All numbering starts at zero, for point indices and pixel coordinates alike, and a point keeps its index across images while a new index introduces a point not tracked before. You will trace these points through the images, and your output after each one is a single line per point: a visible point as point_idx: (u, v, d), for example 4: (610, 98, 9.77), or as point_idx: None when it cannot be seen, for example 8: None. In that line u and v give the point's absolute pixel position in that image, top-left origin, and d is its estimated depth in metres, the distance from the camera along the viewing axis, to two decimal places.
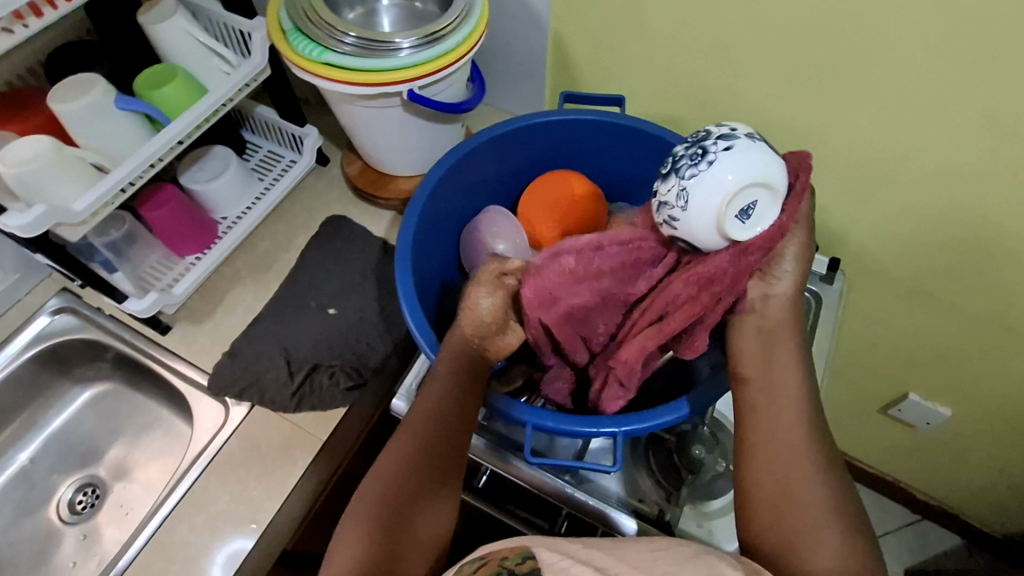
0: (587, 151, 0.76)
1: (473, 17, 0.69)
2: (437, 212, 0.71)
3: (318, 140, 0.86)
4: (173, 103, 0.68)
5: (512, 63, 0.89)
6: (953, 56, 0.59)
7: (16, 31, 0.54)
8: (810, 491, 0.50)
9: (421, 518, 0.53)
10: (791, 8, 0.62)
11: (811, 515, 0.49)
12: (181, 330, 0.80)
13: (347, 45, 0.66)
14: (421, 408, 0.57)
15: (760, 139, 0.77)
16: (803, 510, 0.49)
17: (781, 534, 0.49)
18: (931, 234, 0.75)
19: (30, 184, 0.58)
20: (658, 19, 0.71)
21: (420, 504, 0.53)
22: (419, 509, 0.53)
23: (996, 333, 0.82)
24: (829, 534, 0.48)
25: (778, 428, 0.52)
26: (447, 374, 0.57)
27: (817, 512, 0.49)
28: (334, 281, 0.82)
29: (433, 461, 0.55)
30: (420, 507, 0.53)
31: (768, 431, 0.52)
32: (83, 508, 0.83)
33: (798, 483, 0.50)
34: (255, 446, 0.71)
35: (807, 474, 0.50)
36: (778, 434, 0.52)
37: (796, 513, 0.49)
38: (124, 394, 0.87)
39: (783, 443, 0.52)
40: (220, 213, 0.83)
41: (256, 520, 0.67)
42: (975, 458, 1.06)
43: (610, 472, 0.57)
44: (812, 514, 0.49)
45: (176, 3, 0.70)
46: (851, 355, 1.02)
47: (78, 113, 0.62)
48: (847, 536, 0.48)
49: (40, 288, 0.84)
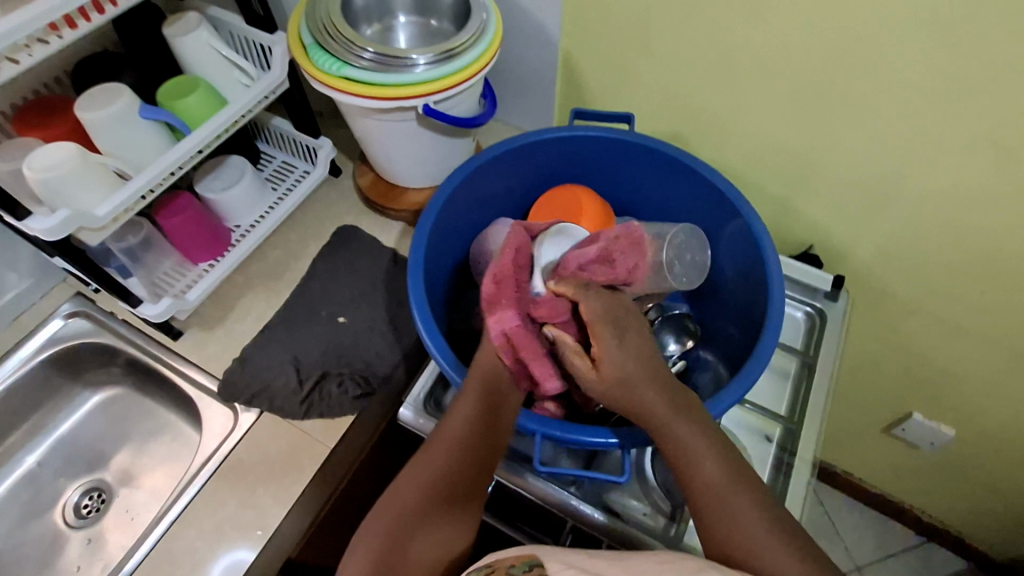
0: (595, 167, 0.78)
1: (488, 35, 0.70)
2: (447, 225, 0.72)
3: (331, 152, 0.88)
4: (192, 113, 0.70)
5: (522, 81, 0.91)
6: (954, 80, 0.60)
7: (51, 42, 0.56)
8: (756, 532, 0.47)
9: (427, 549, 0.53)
10: (796, 31, 0.64)
11: (762, 555, 0.46)
12: (192, 336, 0.81)
13: (365, 60, 0.68)
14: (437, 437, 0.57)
15: (765, 158, 0.79)
16: (752, 551, 0.46)
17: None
18: (934, 253, 0.76)
19: (54, 189, 0.59)
20: (667, 40, 0.73)
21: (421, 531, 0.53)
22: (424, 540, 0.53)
23: (1001, 354, 0.83)
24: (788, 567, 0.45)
25: (706, 478, 0.50)
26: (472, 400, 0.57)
27: (767, 547, 0.46)
28: (344, 290, 0.83)
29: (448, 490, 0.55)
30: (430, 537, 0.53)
31: (700, 487, 0.50)
32: (88, 513, 0.83)
33: (738, 521, 0.48)
34: (263, 452, 0.72)
35: (745, 513, 0.48)
36: (703, 487, 0.50)
37: (747, 556, 0.46)
38: (134, 400, 0.88)
39: (712, 490, 0.49)
40: (233, 221, 0.84)
41: (263, 527, 0.67)
42: (980, 481, 1.06)
43: (618, 483, 0.58)
44: (761, 554, 0.46)
45: (199, 17, 0.72)
46: (855, 373, 1.02)
47: (103, 121, 0.64)
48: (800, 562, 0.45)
49: (55, 292, 0.86)
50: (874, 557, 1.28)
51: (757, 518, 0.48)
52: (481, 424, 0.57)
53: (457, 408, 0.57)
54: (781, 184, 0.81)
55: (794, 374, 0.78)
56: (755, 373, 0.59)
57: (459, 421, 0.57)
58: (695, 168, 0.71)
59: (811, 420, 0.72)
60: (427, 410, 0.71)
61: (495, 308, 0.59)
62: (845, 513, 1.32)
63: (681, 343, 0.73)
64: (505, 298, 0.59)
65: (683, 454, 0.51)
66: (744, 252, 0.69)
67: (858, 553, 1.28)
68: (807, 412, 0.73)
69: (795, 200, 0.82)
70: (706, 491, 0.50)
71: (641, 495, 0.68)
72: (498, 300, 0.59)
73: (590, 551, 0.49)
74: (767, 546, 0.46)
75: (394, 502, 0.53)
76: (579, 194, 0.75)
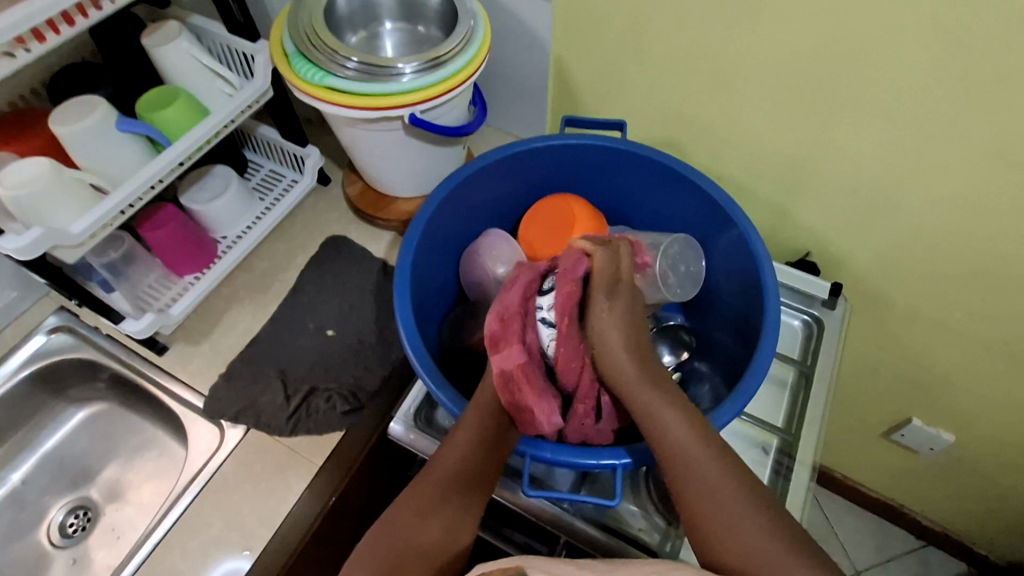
0: (588, 176, 0.76)
1: (475, 42, 0.69)
2: (435, 235, 0.70)
3: (319, 160, 0.86)
4: (174, 125, 0.68)
5: (513, 86, 0.89)
6: (949, 84, 0.59)
7: (18, 56, 0.54)
8: (725, 493, 0.47)
9: (427, 540, 0.51)
10: (789, 37, 0.63)
11: (732, 525, 0.46)
12: (177, 350, 0.79)
13: (349, 70, 0.66)
14: (438, 458, 0.56)
15: (761, 164, 0.77)
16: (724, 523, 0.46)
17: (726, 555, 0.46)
18: (933, 259, 0.75)
19: (28, 207, 0.58)
20: (658, 46, 0.71)
21: (421, 524, 0.52)
22: (423, 532, 0.52)
23: (1000, 361, 0.82)
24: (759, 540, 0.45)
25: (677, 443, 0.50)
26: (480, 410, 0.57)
27: (739, 520, 0.46)
28: (333, 301, 0.81)
29: (449, 496, 0.54)
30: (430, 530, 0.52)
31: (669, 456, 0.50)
32: (74, 531, 0.81)
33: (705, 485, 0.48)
34: (249, 470, 0.70)
35: (713, 478, 0.48)
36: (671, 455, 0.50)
37: (718, 529, 0.46)
38: (120, 415, 0.87)
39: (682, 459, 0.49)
40: (219, 232, 0.83)
41: (250, 547, 0.66)
42: (980, 486, 1.05)
43: (611, 506, 0.56)
44: (731, 523, 0.46)
45: (179, 26, 0.70)
46: (853, 379, 1.01)
47: (78, 135, 0.62)
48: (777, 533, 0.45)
49: (38, 306, 0.84)
50: (873, 561, 1.27)
51: (723, 478, 0.48)
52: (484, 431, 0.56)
53: (456, 428, 0.57)
54: (778, 191, 0.80)
55: (792, 384, 0.76)
56: (751, 389, 0.58)
57: (456, 438, 0.56)
58: (689, 177, 0.69)
59: (808, 431, 0.71)
60: (417, 425, 0.70)
61: (500, 347, 0.57)
62: (844, 516, 1.31)
63: (676, 355, 0.71)
64: (508, 335, 0.57)
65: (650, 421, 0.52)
66: (741, 263, 0.68)
67: (857, 557, 1.27)
68: (804, 423, 0.72)
69: (791, 207, 0.80)
70: (677, 455, 0.50)
71: (636, 509, 0.67)
72: (502, 337, 0.58)
73: (580, 564, 0.47)
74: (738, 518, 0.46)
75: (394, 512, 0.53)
76: (574, 204, 0.73)
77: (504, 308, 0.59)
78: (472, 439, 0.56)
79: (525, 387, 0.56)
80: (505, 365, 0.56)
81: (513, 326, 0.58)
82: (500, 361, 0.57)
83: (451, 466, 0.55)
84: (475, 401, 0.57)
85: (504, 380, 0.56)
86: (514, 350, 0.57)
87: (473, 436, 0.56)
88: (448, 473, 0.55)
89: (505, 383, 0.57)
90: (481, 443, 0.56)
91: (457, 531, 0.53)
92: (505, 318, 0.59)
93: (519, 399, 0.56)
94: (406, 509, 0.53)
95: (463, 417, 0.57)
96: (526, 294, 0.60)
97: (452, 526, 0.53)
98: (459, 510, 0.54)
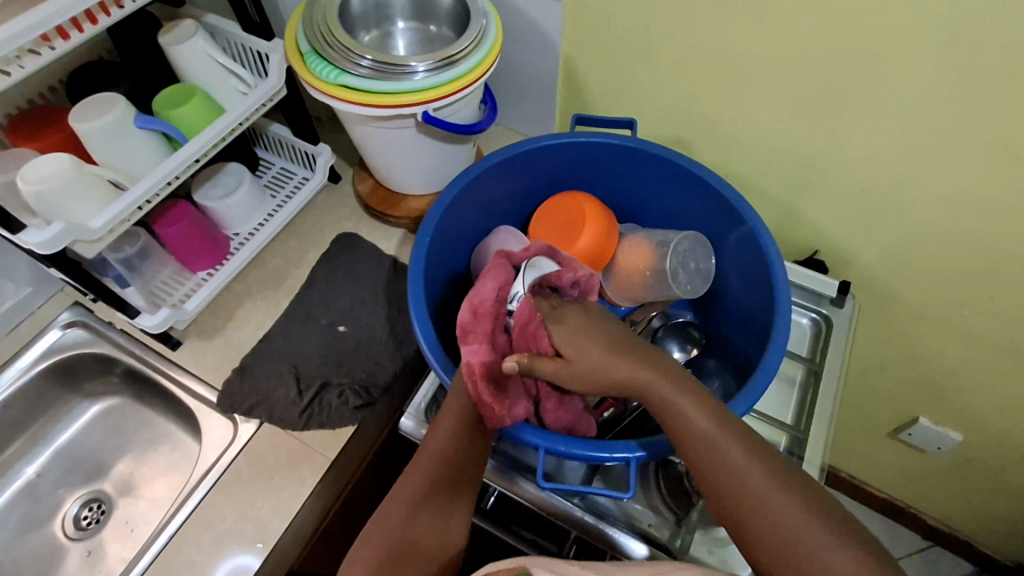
0: (599, 174, 0.77)
1: (487, 42, 0.69)
2: (448, 232, 0.71)
3: (330, 158, 0.87)
4: (190, 123, 0.69)
5: (523, 85, 0.90)
6: (958, 83, 0.59)
7: (43, 53, 0.55)
8: (757, 479, 0.47)
9: (420, 536, 0.53)
10: (798, 36, 0.63)
11: (768, 511, 0.46)
12: (191, 346, 0.80)
13: (363, 67, 0.67)
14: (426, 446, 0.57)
15: (769, 162, 0.78)
16: (766, 517, 0.46)
17: (769, 549, 0.46)
18: (942, 258, 0.75)
19: (48, 202, 0.59)
20: (668, 45, 0.72)
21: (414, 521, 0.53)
22: (416, 529, 0.53)
23: (1007, 359, 0.82)
24: (802, 521, 0.45)
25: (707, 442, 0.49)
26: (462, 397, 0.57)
27: (777, 500, 0.46)
28: (345, 298, 0.82)
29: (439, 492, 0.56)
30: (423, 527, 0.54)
31: (698, 454, 0.49)
32: (88, 524, 0.82)
33: (737, 474, 0.48)
34: (263, 464, 0.71)
35: (744, 465, 0.48)
36: (704, 452, 0.49)
37: (759, 513, 0.47)
38: (133, 409, 0.88)
39: (716, 454, 0.49)
40: (232, 229, 0.84)
41: (263, 540, 0.67)
42: (986, 486, 1.05)
43: (623, 499, 0.56)
44: (767, 509, 0.46)
45: (195, 25, 0.71)
46: (861, 377, 1.01)
47: (98, 132, 0.63)
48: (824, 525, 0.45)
49: (52, 301, 0.85)
50: None
51: (753, 464, 0.48)
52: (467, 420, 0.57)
53: (440, 422, 0.57)
54: (785, 190, 0.80)
55: (800, 381, 0.77)
56: (763, 385, 0.58)
57: (443, 431, 0.57)
58: (699, 176, 0.70)
59: (817, 428, 0.71)
60: (428, 421, 0.70)
61: (471, 338, 0.57)
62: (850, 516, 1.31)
63: (685, 351, 0.74)
64: (476, 329, 0.57)
65: (670, 421, 0.51)
66: (751, 260, 0.68)
67: None
68: (813, 421, 0.72)
69: (801, 205, 0.81)
70: (702, 448, 0.49)
71: (645, 505, 0.68)
72: (470, 330, 0.58)
73: (584, 562, 0.48)
74: (779, 511, 0.46)
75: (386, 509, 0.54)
76: (583, 200, 0.74)
77: (476, 299, 0.59)
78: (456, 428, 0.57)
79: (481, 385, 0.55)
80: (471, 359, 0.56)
81: (483, 322, 0.57)
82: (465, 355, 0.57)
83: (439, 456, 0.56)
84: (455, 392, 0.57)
85: (467, 374, 0.56)
86: (480, 344, 0.56)
87: (459, 428, 0.57)
88: (437, 467, 0.56)
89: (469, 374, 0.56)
90: (467, 435, 0.57)
91: (448, 528, 0.55)
92: (478, 311, 0.58)
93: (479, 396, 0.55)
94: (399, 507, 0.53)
95: (447, 404, 0.58)
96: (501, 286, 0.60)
97: (443, 524, 0.55)
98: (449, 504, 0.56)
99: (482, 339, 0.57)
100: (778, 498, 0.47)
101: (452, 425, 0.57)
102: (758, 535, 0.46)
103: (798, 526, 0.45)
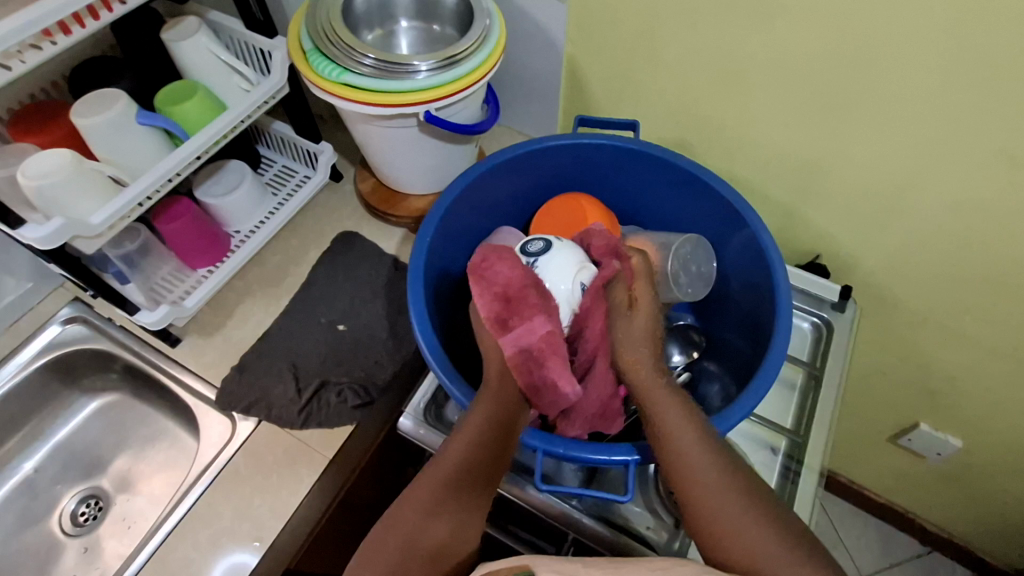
0: (601, 175, 0.77)
1: (491, 42, 0.69)
2: (449, 231, 0.71)
3: (332, 157, 0.87)
4: (192, 119, 0.69)
5: (527, 85, 0.90)
6: (964, 89, 0.59)
7: (44, 48, 0.55)
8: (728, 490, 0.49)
9: (430, 538, 0.51)
10: (800, 39, 0.63)
11: (736, 521, 0.48)
12: (190, 343, 0.80)
13: (366, 66, 0.67)
14: (445, 451, 0.55)
15: (772, 165, 0.77)
16: (726, 522, 0.48)
17: (730, 552, 0.47)
18: (944, 264, 0.75)
19: (49, 197, 0.59)
20: (672, 48, 0.72)
21: (426, 523, 0.51)
22: (428, 531, 0.51)
23: (1008, 366, 0.81)
24: (764, 535, 0.47)
25: (677, 434, 0.52)
26: (491, 403, 0.56)
27: (745, 515, 0.48)
28: (345, 297, 0.82)
29: (457, 497, 0.53)
30: (435, 529, 0.51)
31: (672, 439, 0.52)
32: (85, 520, 0.82)
33: (713, 480, 0.50)
34: (261, 462, 0.71)
35: (719, 475, 0.50)
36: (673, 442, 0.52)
37: (728, 524, 0.48)
38: (132, 405, 0.88)
39: (682, 450, 0.51)
40: (232, 226, 0.83)
41: (260, 538, 0.67)
42: (985, 492, 1.04)
43: (622, 502, 0.56)
44: (735, 518, 0.48)
45: (198, 22, 0.71)
46: (861, 383, 1.01)
47: (100, 127, 0.63)
48: (791, 555, 0.45)
49: (53, 297, 0.85)
50: (880, 566, 1.26)
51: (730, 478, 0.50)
52: (487, 429, 0.55)
53: (463, 427, 0.55)
54: (788, 194, 0.80)
55: (801, 386, 0.76)
56: (762, 389, 0.58)
57: (462, 438, 0.55)
58: (701, 179, 0.69)
59: (817, 433, 0.71)
60: (427, 421, 0.70)
61: (516, 323, 0.58)
62: (849, 521, 1.31)
63: (687, 354, 0.71)
64: (518, 313, 0.58)
65: (666, 418, 0.53)
66: (752, 264, 0.68)
67: (862, 563, 1.27)
68: (813, 426, 0.72)
69: (803, 208, 0.80)
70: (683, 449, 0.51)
71: (643, 508, 0.67)
72: (509, 316, 0.58)
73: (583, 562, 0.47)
74: (740, 514, 0.48)
75: (397, 515, 0.51)
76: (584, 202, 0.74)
77: (503, 286, 0.59)
78: (477, 434, 0.55)
79: (551, 360, 0.57)
80: (522, 340, 0.57)
81: (527, 298, 0.58)
82: (525, 335, 0.57)
83: (456, 462, 0.54)
84: (482, 398, 0.56)
85: (535, 352, 0.57)
86: (536, 320, 0.57)
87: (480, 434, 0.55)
88: (454, 475, 0.53)
89: (534, 355, 0.57)
90: (488, 442, 0.55)
91: (462, 532, 0.53)
92: (510, 295, 0.59)
93: (548, 370, 0.57)
94: (411, 512, 0.51)
95: (470, 413, 0.56)
96: (516, 265, 0.60)
97: (458, 527, 0.52)
98: (467, 507, 0.53)
99: (533, 317, 0.57)
100: (744, 512, 0.48)
101: (474, 432, 0.55)
102: (716, 544, 0.48)
103: (754, 538, 0.47)
